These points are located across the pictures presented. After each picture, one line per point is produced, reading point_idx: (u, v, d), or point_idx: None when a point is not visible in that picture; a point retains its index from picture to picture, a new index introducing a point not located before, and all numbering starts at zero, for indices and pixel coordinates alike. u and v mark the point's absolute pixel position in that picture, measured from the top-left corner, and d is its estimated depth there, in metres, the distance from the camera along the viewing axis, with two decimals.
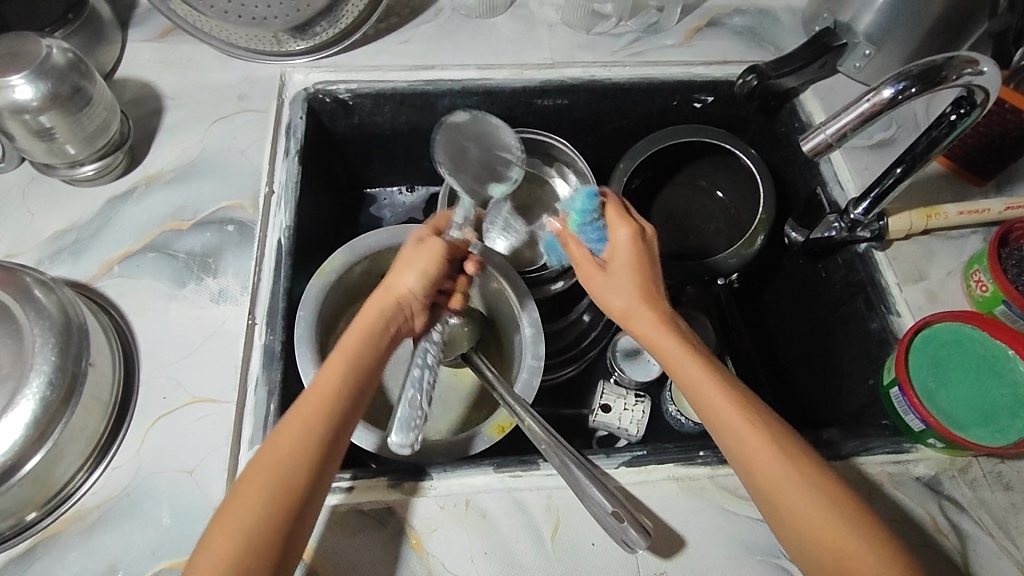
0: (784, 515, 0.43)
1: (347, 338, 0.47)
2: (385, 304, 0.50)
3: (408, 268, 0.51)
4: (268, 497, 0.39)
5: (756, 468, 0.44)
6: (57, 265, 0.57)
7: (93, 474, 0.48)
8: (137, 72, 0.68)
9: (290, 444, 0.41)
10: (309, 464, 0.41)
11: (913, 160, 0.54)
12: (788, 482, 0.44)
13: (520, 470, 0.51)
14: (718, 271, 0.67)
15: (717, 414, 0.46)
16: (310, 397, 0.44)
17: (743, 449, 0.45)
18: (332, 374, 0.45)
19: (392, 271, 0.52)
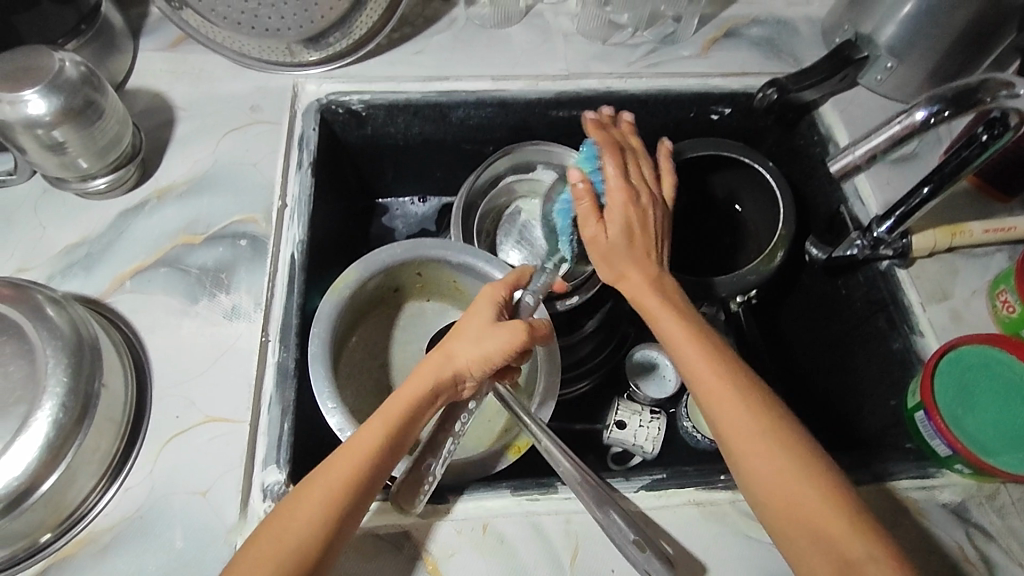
0: (789, 516, 0.43)
1: (392, 408, 0.45)
2: (443, 380, 0.46)
3: (470, 342, 0.47)
4: (288, 549, 0.40)
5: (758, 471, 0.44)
6: (69, 280, 0.56)
7: (104, 496, 0.47)
8: (149, 82, 0.67)
9: (314, 493, 0.42)
10: (328, 505, 0.41)
11: (941, 180, 0.53)
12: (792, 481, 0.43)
13: (538, 494, 0.50)
14: (738, 287, 0.66)
15: (717, 404, 0.47)
16: (342, 459, 0.43)
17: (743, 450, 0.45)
18: (371, 435, 0.44)
19: (463, 341, 0.48)
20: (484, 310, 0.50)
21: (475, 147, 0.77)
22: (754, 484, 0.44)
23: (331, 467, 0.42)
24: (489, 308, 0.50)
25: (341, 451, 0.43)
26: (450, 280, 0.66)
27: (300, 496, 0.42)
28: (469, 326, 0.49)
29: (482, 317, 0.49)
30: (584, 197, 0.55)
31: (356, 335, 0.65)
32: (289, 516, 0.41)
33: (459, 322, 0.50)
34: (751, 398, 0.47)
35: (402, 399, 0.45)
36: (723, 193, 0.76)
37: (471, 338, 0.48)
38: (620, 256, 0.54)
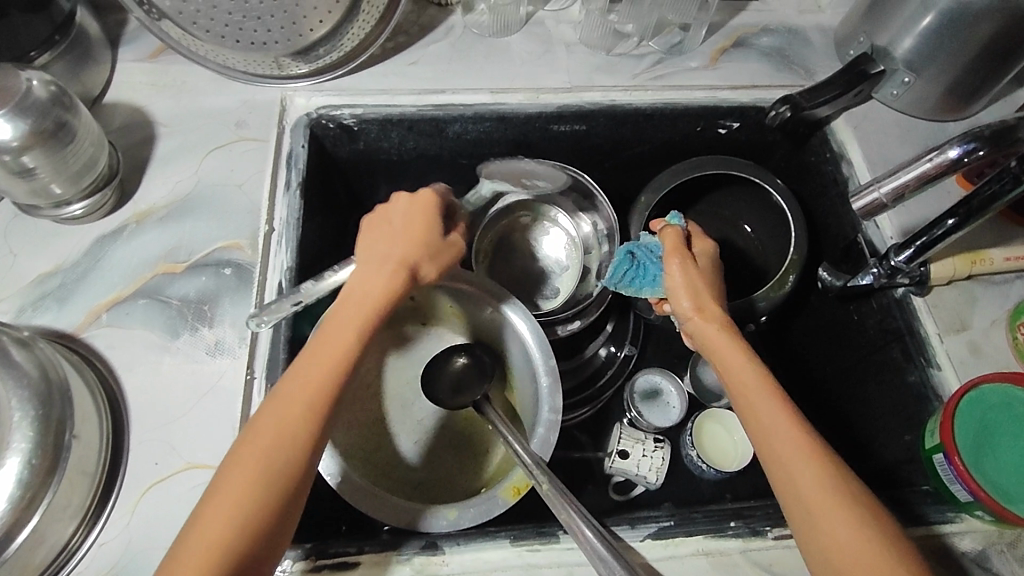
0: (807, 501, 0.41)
1: (346, 320, 0.44)
2: (403, 277, 0.46)
3: (418, 241, 0.47)
4: (258, 485, 0.38)
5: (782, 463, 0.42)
6: (41, 313, 0.53)
7: (78, 552, 0.44)
8: (128, 96, 0.64)
9: (277, 416, 0.40)
10: (296, 427, 0.40)
11: (968, 213, 0.50)
12: (808, 474, 0.41)
13: (539, 544, 0.48)
14: (749, 313, 0.63)
15: (743, 405, 0.45)
16: (303, 397, 0.40)
17: (763, 443, 0.44)
18: (332, 346, 0.43)
19: (411, 241, 0.47)
20: (409, 205, 0.48)
21: (472, 161, 0.74)
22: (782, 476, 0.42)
23: (299, 393, 0.41)
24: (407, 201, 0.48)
25: (301, 371, 0.42)
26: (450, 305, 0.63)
27: (258, 424, 0.40)
28: (409, 224, 0.47)
29: (429, 218, 0.48)
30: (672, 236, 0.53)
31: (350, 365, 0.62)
32: (251, 441, 0.39)
33: (376, 220, 0.48)
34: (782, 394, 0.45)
35: (361, 312, 0.44)
36: (732, 210, 0.74)
37: (415, 236, 0.47)
38: (710, 297, 0.50)
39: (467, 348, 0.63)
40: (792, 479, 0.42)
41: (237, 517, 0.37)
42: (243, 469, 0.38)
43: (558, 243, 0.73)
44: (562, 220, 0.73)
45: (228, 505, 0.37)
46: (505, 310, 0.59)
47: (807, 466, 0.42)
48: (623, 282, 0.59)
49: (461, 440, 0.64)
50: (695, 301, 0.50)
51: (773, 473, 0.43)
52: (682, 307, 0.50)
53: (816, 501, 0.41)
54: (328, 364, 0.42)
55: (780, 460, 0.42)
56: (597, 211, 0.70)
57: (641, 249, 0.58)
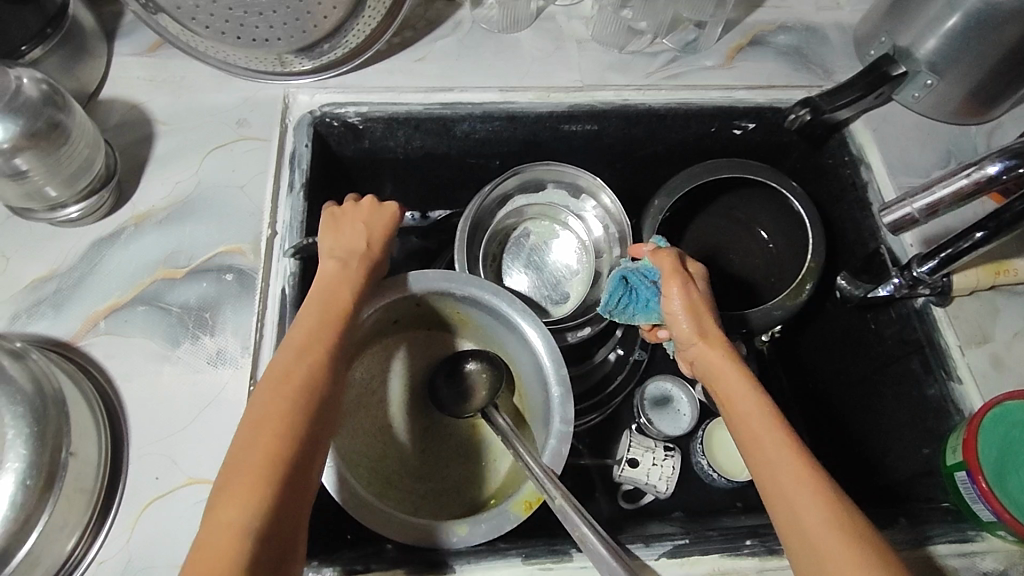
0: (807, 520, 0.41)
1: (323, 307, 0.47)
2: (365, 263, 0.51)
3: (379, 231, 0.54)
4: (260, 492, 0.37)
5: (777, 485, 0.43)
6: (37, 320, 0.51)
7: (78, 568, 0.43)
8: (125, 92, 0.61)
9: (272, 422, 0.40)
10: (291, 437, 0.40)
11: (999, 226, 0.48)
12: (809, 501, 0.41)
13: (551, 562, 0.47)
14: (763, 322, 0.62)
15: (744, 431, 0.46)
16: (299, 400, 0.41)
17: (760, 470, 0.44)
18: (315, 342, 0.45)
19: (375, 234, 0.53)
20: (372, 210, 0.55)
21: (481, 161, 0.72)
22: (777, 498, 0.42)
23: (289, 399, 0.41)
24: (369, 203, 0.54)
25: (285, 377, 0.42)
26: (453, 312, 0.61)
27: (258, 426, 0.40)
28: (375, 224, 0.54)
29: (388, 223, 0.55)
30: (668, 256, 0.54)
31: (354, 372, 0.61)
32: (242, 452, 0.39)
33: (337, 216, 0.53)
34: (785, 423, 0.45)
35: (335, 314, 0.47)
36: (747, 214, 0.72)
37: (373, 227, 0.54)
38: (709, 323, 0.51)
39: (476, 353, 0.63)
40: (792, 509, 0.41)
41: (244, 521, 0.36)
42: (243, 477, 0.37)
43: (569, 247, 0.71)
44: (573, 225, 0.71)
45: (235, 506, 0.36)
46: (515, 319, 0.57)
47: (805, 492, 0.42)
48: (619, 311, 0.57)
49: (468, 451, 0.62)
50: (693, 324, 0.51)
51: (770, 500, 0.43)
52: (684, 332, 0.51)
53: (816, 530, 0.40)
54: (314, 372, 0.43)
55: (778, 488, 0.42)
56: (608, 215, 0.69)
57: (633, 275, 0.57)
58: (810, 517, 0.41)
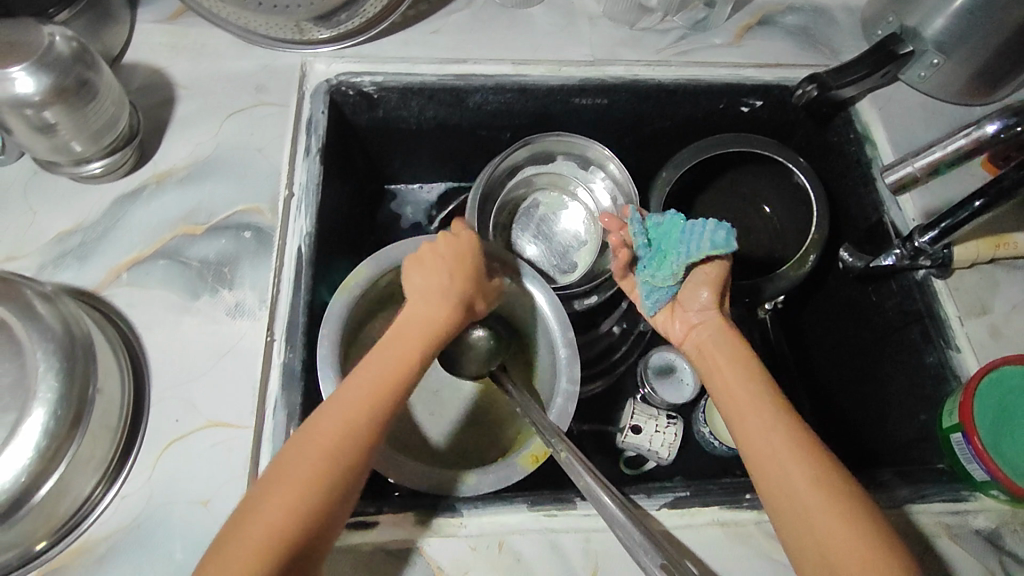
0: (791, 491, 0.43)
1: (401, 333, 0.47)
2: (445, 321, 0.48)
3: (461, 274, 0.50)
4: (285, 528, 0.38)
5: (765, 458, 0.45)
6: (62, 271, 0.53)
7: (103, 501, 0.45)
8: (147, 57, 0.63)
9: (327, 437, 0.41)
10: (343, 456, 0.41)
11: (998, 193, 0.50)
12: (798, 472, 0.43)
13: (555, 509, 0.48)
14: (767, 291, 0.64)
15: (736, 412, 0.48)
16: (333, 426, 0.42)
17: (750, 439, 0.46)
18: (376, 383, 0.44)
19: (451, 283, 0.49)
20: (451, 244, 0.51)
21: (491, 133, 0.73)
22: (766, 470, 0.45)
23: (355, 422, 0.42)
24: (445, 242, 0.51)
25: (356, 400, 0.43)
26: None
27: (300, 457, 0.41)
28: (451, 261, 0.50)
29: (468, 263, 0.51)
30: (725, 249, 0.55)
31: None
32: (292, 467, 0.40)
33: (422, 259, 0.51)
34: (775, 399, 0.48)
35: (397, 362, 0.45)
36: (753, 190, 0.74)
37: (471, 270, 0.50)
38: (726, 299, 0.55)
39: (483, 319, 0.62)
40: (784, 472, 0.44)
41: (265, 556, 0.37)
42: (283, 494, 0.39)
43: (577, 217, 0.73)
44: (582, 197, 0.73)
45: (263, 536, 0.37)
46: (522, 282, 0.59)
47: (795, 466, 0.44)
48: (695, 252, 0.52)
49: (476, 412, 0.64)
50: (716, 295, 0.54)
51: (758, 471, 0.45)
52: (704, 300, 0.54)
53: (806, 491, 0.43)
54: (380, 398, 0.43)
55: (774, 455, 0.45)
56: (617, 186, 0.70)
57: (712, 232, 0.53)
58: (801, 478, 0.43)
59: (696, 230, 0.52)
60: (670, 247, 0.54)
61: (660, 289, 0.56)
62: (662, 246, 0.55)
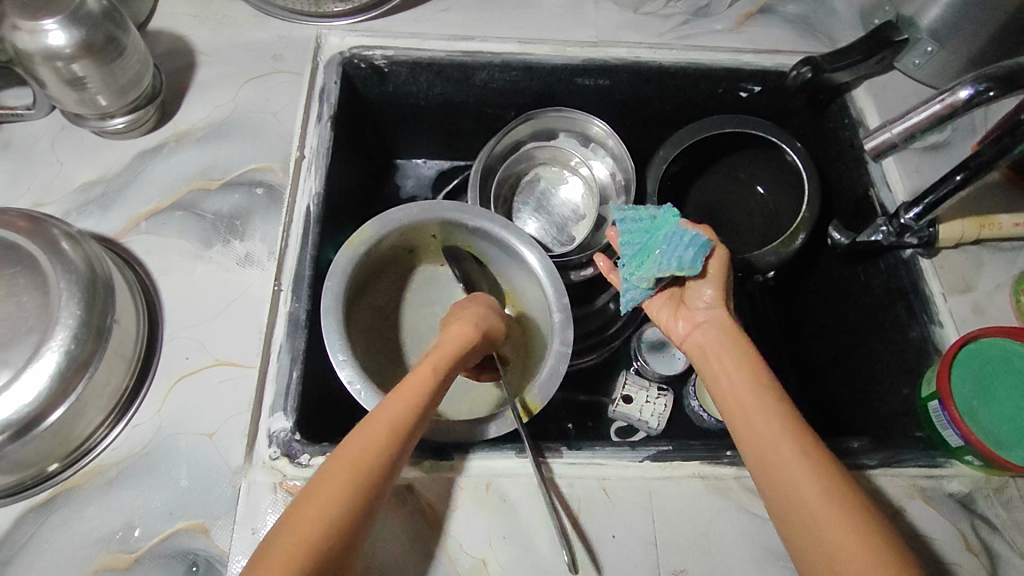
0: (784, 483, 0.42)
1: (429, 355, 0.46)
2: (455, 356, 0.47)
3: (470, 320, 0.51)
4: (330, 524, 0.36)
5: (761, 449, 0.44)
6: (85, 218, 0.56)
7: (114, 429, 0.47)
8: (171, 25, 0.66)
9: (365, 450, 0.39)
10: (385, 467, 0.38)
11: (977, 167, 0.51)
12: (793, 461, 0.43)
13: (542, 456, 0.50)
14: (756, 266, 0.66)
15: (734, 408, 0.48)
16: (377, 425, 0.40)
17: (752, 434, 0.45)
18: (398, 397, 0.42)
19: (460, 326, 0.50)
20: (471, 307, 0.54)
21: (497, 111, 0.76)
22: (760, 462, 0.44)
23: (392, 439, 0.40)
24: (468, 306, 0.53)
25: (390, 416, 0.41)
26: (464, 243, 0.65)
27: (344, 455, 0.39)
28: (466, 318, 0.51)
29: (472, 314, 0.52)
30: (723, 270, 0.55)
31: (368, 295, 0.65)
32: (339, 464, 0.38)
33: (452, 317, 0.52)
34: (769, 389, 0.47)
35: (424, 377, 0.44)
36: (748, 172, 0.76)
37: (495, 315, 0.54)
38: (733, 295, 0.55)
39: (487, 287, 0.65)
40: (782, 461, 0.43)
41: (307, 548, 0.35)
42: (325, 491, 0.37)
43: (576, 190, 0.77)
44: (581, 173, 0.76)
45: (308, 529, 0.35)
46: (518, 246, 0.61)
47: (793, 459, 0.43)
48: (673, 263, 0.53)
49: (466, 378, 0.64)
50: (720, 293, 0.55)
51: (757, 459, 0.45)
52: (708, 296, 0.55)
53: (804, 481, 0.42)
54: (416, 412, 0.42)
55: (773, 450, 0.44)
56: (616, 161, 0.73)
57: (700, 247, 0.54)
58: (797, 469, 0.42)
59: (677, 241, 0.53)
60: (653, 251, 0.55)
61: (636, 288, 0.57)
62: (646, 249, 0.56)
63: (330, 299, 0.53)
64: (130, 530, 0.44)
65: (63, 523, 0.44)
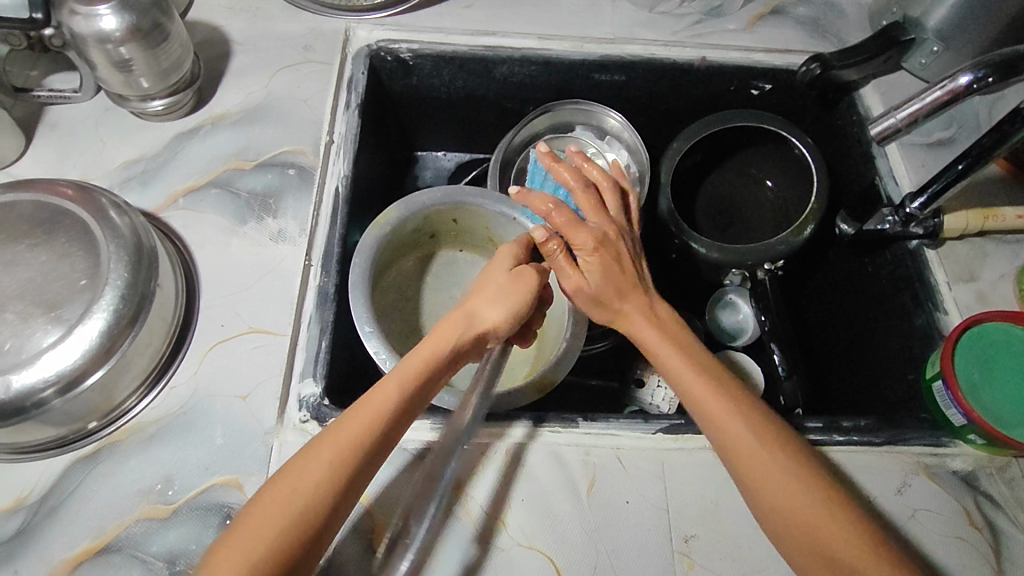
0: (757, 477, 0.44)
1: (410, 353, 0.43)
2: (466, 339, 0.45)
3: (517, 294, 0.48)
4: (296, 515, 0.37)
5: (740, 448, 0.45)
6: (126, 193, 0.59)
7: (153, 390, 0.50)
8: (208, 17, 0.70)
9: (336, 446, 0.39)
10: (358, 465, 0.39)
11: (977, 156, 0.54)
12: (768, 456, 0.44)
13: (559, 426, 0.52)
14: (764, 256, 0.68)
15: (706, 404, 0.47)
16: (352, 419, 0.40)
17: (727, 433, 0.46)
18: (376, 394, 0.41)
19: (476, 297, 0.48)
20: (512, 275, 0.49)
21: (516, 104, 0.79)
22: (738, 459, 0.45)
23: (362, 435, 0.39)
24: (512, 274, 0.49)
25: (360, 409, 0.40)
26: (484, 227, 0.68)
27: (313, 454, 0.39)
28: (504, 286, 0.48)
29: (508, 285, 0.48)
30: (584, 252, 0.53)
31: (390, 276, 0.68)
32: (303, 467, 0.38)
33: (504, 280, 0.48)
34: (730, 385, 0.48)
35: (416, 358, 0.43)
36: (758, 168, 0.78)
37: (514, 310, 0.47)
38: (604, 271, 0.52)
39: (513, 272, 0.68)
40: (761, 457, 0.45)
41: (275, 541, 0.36)
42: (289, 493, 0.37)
43: None
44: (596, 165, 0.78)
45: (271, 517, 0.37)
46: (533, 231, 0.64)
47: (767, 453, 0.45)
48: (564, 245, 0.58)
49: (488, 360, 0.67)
50: (597, 286, 0.52)
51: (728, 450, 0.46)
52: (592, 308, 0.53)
53: (777, 473, 0.44)
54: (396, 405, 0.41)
55: (745, 444, 0.45)
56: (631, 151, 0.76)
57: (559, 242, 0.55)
58: (768, 460, 0.44)
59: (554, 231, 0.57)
60: None
61: None
62: None
63: (357, 274, 0.56)
64: (168, 483, 0.47)
65: (105, 476, 0.47)
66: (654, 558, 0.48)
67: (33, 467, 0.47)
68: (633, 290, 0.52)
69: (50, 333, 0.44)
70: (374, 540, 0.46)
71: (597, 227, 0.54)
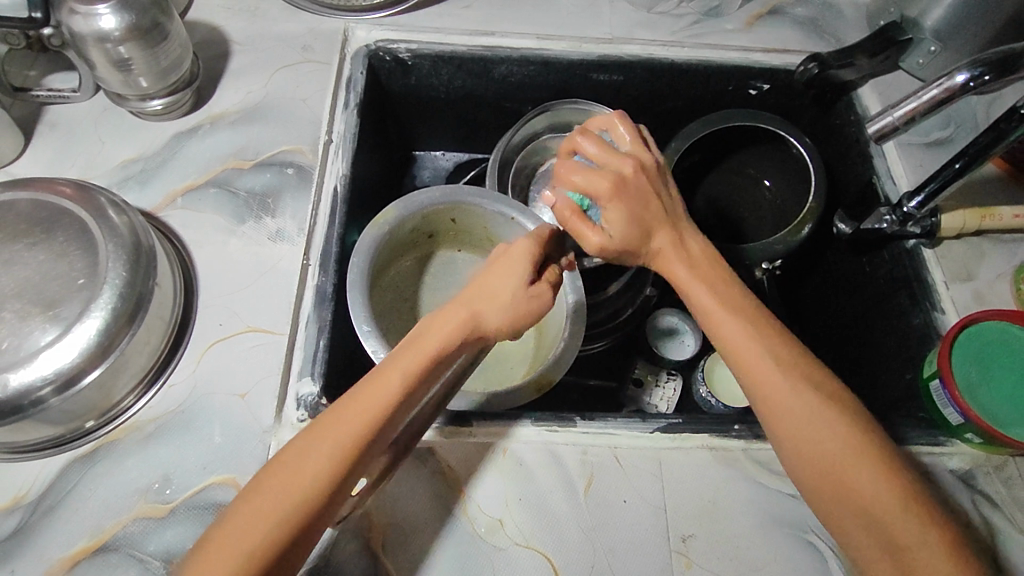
0: (813, 456, 0.42)
1: (407, 349, 0.41)
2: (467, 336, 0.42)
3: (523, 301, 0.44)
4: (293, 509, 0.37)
5: (792, 426, 0.43)
6: (125, 192, 0.59)
7: (151, 389, 0.50)
8: (208, 17, 0.70)
9: (335, 439, 0.38)
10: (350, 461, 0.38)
11: (974, 154, 0.54)
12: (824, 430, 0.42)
13: (557, 425, 0.52)
14: (762, 255, 0.68)
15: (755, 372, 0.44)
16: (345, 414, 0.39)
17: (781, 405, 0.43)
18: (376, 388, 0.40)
19: (484, 285, 0.44)
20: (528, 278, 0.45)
21: (514, 104, 0.79)
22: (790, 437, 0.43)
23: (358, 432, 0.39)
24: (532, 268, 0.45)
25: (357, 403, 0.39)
26: (482, 227, 0.68)
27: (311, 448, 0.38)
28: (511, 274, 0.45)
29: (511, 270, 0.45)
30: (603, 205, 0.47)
31: (388, 276, 0.68)
32: (298, 462, 0.38)
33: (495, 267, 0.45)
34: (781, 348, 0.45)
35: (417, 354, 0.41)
36: (756, 167, 0.78)
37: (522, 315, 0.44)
38: (625, 216, 0.47)
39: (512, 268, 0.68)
40: (816, 434, 0.42)
41: (273, 532, 0.37)
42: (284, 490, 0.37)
43: None
44: None
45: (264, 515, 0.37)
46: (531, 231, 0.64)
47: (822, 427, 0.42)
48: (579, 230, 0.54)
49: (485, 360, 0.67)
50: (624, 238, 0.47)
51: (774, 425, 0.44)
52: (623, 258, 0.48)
53: (833, 447, 0.42)
54: (395, 396, 0.40)
55: (800, 420, 0.43)
56: None
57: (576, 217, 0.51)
58: (827, 435, 0.42)
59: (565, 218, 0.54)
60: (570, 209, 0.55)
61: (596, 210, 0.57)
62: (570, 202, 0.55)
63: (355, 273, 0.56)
64: (166, 482, 0.47)
65: (103, 475, 0.47)
66: (651, 557, 0.48)
67: (31, 466, 0.47)
68: (660, 227, 0.48)
69: (48, 332, 0.44)
70: (372, 538, 0.46)
71: (611, 170, 0.48)
